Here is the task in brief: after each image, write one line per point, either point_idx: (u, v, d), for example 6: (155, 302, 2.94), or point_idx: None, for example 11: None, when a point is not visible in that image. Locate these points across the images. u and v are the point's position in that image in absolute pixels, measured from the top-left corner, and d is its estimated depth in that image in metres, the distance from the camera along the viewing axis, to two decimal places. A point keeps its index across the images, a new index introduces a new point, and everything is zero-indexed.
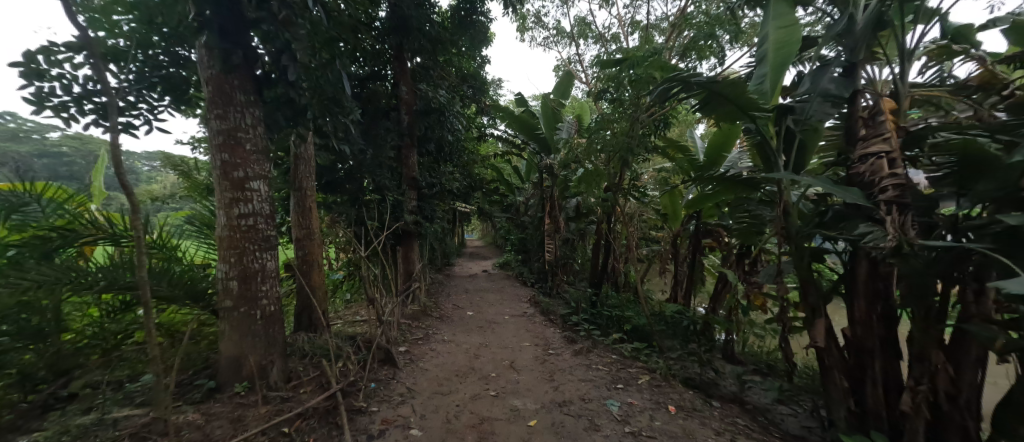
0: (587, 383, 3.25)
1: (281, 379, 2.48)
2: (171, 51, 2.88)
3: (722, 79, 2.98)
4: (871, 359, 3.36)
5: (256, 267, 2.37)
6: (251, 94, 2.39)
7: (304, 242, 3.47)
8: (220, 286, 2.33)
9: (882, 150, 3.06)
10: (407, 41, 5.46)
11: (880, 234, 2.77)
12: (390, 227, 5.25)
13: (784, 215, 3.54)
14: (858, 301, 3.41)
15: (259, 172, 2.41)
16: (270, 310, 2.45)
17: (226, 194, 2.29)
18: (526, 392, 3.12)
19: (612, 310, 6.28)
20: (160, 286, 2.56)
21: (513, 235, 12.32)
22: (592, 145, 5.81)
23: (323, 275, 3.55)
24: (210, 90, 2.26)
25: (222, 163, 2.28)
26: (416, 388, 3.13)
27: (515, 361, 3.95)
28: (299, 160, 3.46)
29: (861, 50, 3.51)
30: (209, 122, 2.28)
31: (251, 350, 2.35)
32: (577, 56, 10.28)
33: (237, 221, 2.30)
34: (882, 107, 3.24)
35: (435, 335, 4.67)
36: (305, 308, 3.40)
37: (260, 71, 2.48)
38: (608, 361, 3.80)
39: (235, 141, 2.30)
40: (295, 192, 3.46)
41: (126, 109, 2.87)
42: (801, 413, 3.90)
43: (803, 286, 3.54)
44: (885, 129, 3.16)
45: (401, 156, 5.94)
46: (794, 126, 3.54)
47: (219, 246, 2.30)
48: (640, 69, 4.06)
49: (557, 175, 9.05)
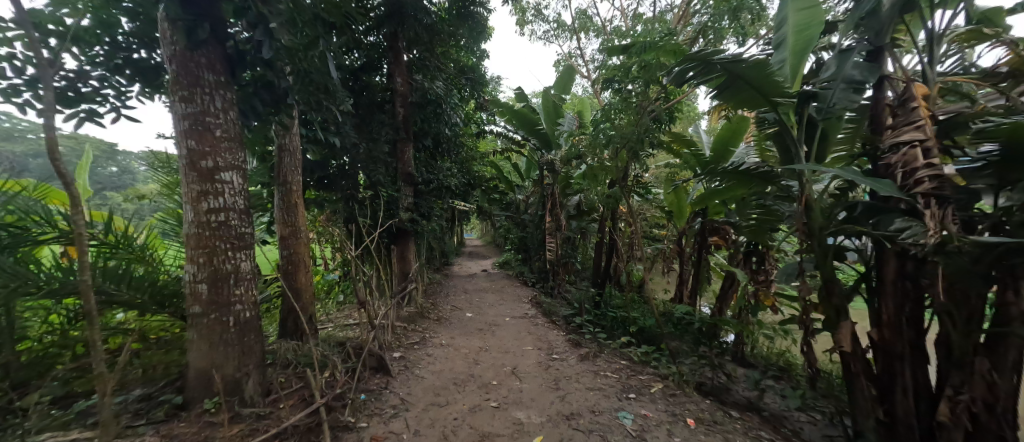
0: (596, 392, 3.00)
1: (258, 392, 2.22)
2: (139, 31, 2.63)
3: (748, 59, 2.70)
4: (900, 365, 3.12)
5: (228, 269, 2.11)
6: (221, 74, 2.13)
7: (289, 241, 3.21)
8: (187, 291, 2.07)
9: (916, 138, 2.81)
10: (402, 30, 5.21)
11: (921, 229, 2.57)
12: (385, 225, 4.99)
13: (807, 210, 3.29)
14: (887, 302, 3.17)
15: (232, 162, 2.14)
16: (245, 317, 2.18)
17: (193, 186, 2.03)
18: (530, 402, 2.88)
19: (617, 311, 6.05)
20: (119, 290, 2.39)
21: (513, 233, 12.06)
22: (597, 140, 5.56)
23: (310, 277, 3.29)
24: (174, 68, 2.00)
25: (188, 150, 2.01)
26: (410, 398, 2.88)
27: (517, 367, 3.71)
28: (283, 152, 3.19)
29: (887, 33, 3.25)
30: (173, 105, 2.01)
31: (224, 362, 2.10)
32: (578, 50, 10.03)
33: (206, 217, 2.04)
34: (913, 92, 2.99)
35: (432, 339, 4.42)
36: (290, 313, 3.14)
37: (233, 49, 2.22)
38: (617, 366, 3.56)
39: (203, 127, 2.04)
40: (280, 188, 3.20)
41: (90, 94, 2.61)
42: (822, 421, 3.65)
43: (827, 286, 3.28)
44: (918, 115, 2.90)
45: (396, 150, 5.68)
46: (816, 115, 3.30)
47: (185, 245, 2.04)
48: (648, 55, 3.81)
49: (558, 172, 8.80)
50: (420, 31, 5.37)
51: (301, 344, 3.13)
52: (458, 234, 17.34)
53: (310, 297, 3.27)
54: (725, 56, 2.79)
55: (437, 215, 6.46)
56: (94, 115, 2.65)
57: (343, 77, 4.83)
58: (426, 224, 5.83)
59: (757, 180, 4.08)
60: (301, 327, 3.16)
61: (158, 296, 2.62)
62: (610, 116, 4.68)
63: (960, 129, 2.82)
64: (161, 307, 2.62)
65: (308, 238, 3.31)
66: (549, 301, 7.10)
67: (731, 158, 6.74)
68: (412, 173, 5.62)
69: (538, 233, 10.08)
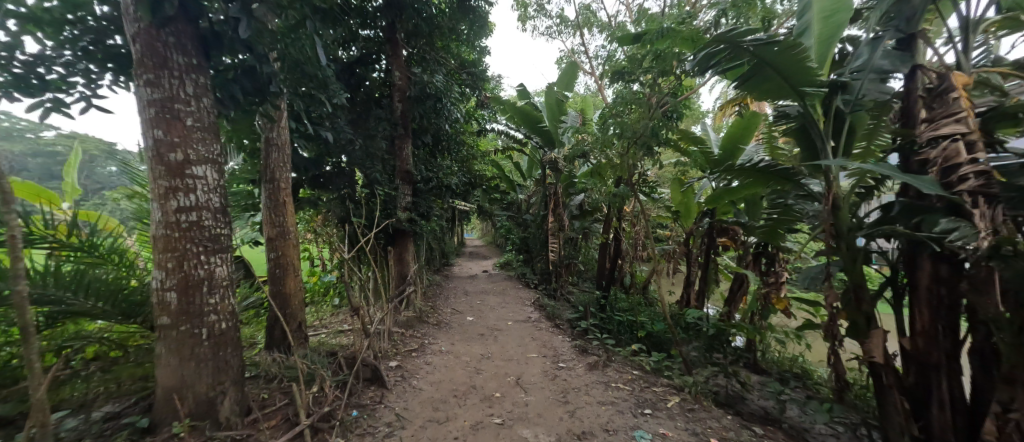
0: (608, 407, 2.78)
1: (235, 413, 1.99)
2: (109, 13, 2.39)
3: (784, 41, 2.36)
4: (936, 377, 2.89)
5: (200, 275, 1.88)
6: (193, 57, 1.89)
7: (277, 243, 2.97)
8: (155, 300, 1.84)
9: (958, 131, 2.57)
10: (400, 21, 4.97)
11: (970, 231, 2.32)
12: (381, 225, 4.75)
13: (834, 209, 3.07)
14: (921, 309, 2.93)
15: (205, 155, 1.91)
16: (221, 328, 1.95)
17: (160, 182, 1.80)
18: (537, 419, 2.65)
19: (623, 315, 5.82)
20: (74, 298, 2.19)
21: (514, 234, 11.81)
22: (604, 137, 5.33)
23: (299, 281, 3.05)
24: (138, 48, 1.76)
25: (155, 141, 1.78)
26: (407, 414, 2.65)
27: (521, 377, 3.48)
28: (270, 147, 2.96)
29: (919, 20, 3.01)
30: (138, 90, 1.78)
31: (196, 380, 1.87)
32: (581, 46, 9.79)
33: (174, 217, 1.81)
34: (953, 82, 2.75)
35: (431, 346, 4.19)
36: (277, 320, 2.91)
37: (209, 29, 1.98)
38: (628, 377, 3.33)
39: (172, 115, 1.80)
40: (266, 185, 2.96)
41: (56, 83, 2.38)
42: (846, 435, 3.42)
43: (856, 291, 3.05)
44: (959, 106, 2.66)
45: (394, 147, 5.44)
46: (844, 107, 3.07)
47: (152, 248, 1.81)
48: (662, 43, 3.60)
49: (561, 171, 8.56)
50: (420, 22, 5.13)
51: (289, 354, 2.90)
52: (458, 234, 17.12)
53: (299, 303, 3.04)
54: (758, 37, 2.44)
55: (437, 215, 6.23)
56: (60, 105, 2.43)
57: (338, 70, 4.60)
58: (425, 224, 5.60)
59: (776, 178, 3.85)
60: (289, 336, 2.93)
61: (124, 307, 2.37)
62: (619, 111, 4.45)
63: (1006, 121, 2.59)
64: (128, 317, 2.40)
65: (297, 239, 3.08)
66: (553, 304, 6.87)
67: (741, 156, 6.52)
68: (410, 171, 5.39)
69: (540, 233, 9.86)
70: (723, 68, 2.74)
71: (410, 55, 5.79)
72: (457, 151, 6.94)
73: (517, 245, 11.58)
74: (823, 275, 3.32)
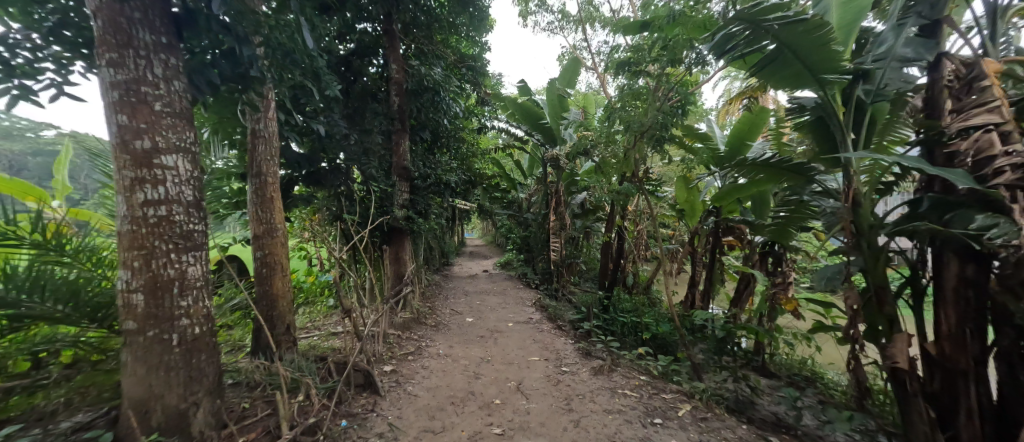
0: (615, 416, 2.61)
1: (209, 427, 1.82)
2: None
3: (814, 18, 2.18)
4: (964, 384, 2.71)
5: (170, 275, 1.71)
6: (162, 35, 1.72)
7: (264, 241, 2.80)
8: (120, 302, 1.67)
9: (993, 121, 2.40)
10: (397, 12, 4.80)
11: (1011, 227, 2.15)
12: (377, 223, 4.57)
13: (854, 206, 2.89)
14: (949, 311, 2.75)
15: (176, 144, 1.74)
16: (194, 333, 1.79)
17: (125, 172, 1.63)
18: (540, 429, 2.48)
19: (627, 316, 5.65)
20: (32, 302, 2.01)
21: (515, 233, 11.63)
22: (608, 133, 5.16)
23: (288, 281, 2.88)
24: (99, 23, 1.59)
25: (118, 127, 1.61)
26: (400, 424, 2.48)
27: (522, 382, 3.30)
28: (257, 139, 2.80)
29: (944, 6, 2.83)
30: (100, 71, 1.61)
31: (166, 391, 1.70)
32: (583, 42, 9.61)
33: (141, 212, 1.64)
34: (985, 69, 2.57)
35: (428, 349, 4.01)
36: (264, 322, 2.75)
37: (182, 6, 1.81)
38: (635, 383, 3.16)
39: (138, 98, 1.63)
40: (252, 180, 2.79)
41: (22, 68, 2.21)
42: None
43: (878, 292, 2.87)
44: (992, 95, 2.49)
45: (390, 143, 5.26)
46: (865, 98, 2.90)
47: (117, 245, 1.64)
48: (670, 29, 3.45)
49: (563, 169, 8.37)
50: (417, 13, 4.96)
51: (277, 357, 2.74)
52: (458, 233, 16.92)
53: (288, 304, 2.87)
54: (784, 14, 2.24)
55: (435, 213, 6.06)
56: (28, 93, 2.25)
57: (333, 62, 4.44)
58: (423, 222, 5.43)
59: (788, 174, 3.69)
60: (276, 339, 2.77)
61: (89, 311, 2.21)
62: (624, 104, 4.29)
63: None
64: (95, 321, 2.23)
65: (286, 237, 2.91)
66: (555, 304, 6.69)
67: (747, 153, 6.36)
68: (407, 167, 5.22)
69: (541, 232, 9.68)
70: (742, 54, 2.56)
71: (408, 48, 5.63)
72: (457, 148, 6.78)
73: (517, 244, 11.39)
74: (841, 275, 3.15)
